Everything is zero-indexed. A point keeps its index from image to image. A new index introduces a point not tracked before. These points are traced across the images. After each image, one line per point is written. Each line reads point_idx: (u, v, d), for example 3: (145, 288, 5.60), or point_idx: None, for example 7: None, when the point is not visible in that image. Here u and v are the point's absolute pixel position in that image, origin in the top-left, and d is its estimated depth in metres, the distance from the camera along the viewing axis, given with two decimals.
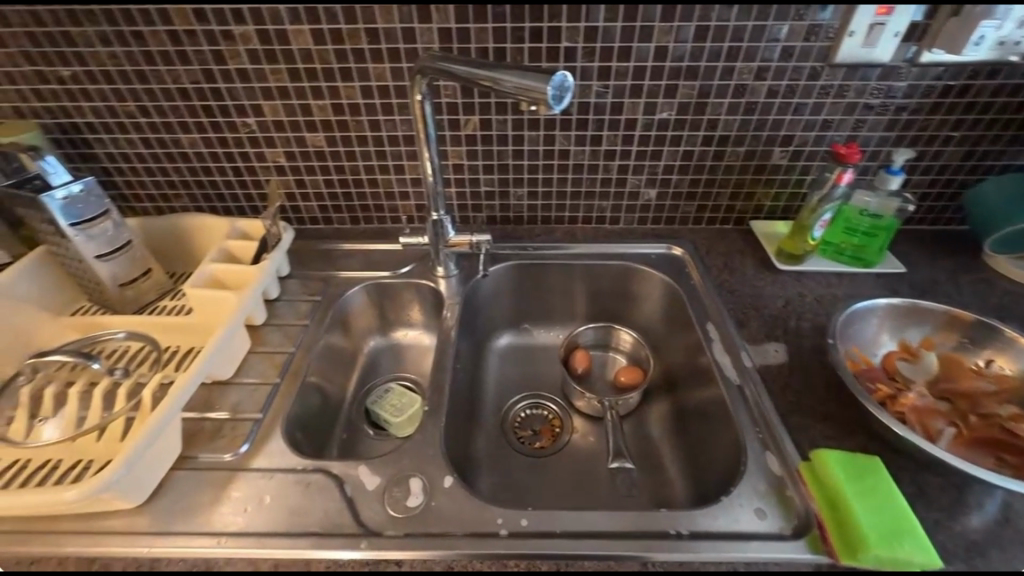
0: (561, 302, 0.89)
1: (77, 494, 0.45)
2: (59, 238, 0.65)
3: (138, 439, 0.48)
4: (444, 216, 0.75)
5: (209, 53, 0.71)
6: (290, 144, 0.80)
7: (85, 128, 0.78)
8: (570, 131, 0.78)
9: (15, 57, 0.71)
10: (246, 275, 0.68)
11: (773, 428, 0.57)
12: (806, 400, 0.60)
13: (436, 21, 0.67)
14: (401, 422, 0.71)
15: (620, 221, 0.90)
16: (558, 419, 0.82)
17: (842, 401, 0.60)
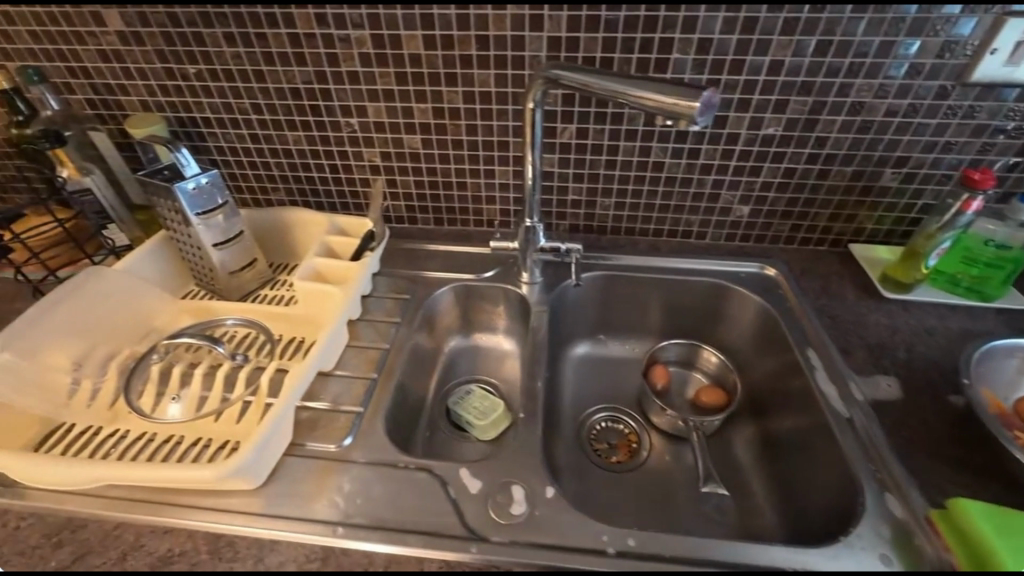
0: (640, 315, 0.88)
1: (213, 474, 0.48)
2: (183, 226, 0.69)
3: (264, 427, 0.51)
4: (537, 223, 0.76)
5: (324, 55, 0.73)
6: (388, 144, 0.81)
7: (202, 122, 0.83)
8: (668, 143, 0.77)
9: (150, 55, 0.76)
10: (349, 272, 0.70)
11: (892, 469, 0.54)
12: (926, 440, 0.57)
13: (547, 30, 0.67)
14: (485, 426, 0.72)
15: (707, 237, 0.88)
16: (635, 435, 0.81)
17: (967, 445, 0.57)
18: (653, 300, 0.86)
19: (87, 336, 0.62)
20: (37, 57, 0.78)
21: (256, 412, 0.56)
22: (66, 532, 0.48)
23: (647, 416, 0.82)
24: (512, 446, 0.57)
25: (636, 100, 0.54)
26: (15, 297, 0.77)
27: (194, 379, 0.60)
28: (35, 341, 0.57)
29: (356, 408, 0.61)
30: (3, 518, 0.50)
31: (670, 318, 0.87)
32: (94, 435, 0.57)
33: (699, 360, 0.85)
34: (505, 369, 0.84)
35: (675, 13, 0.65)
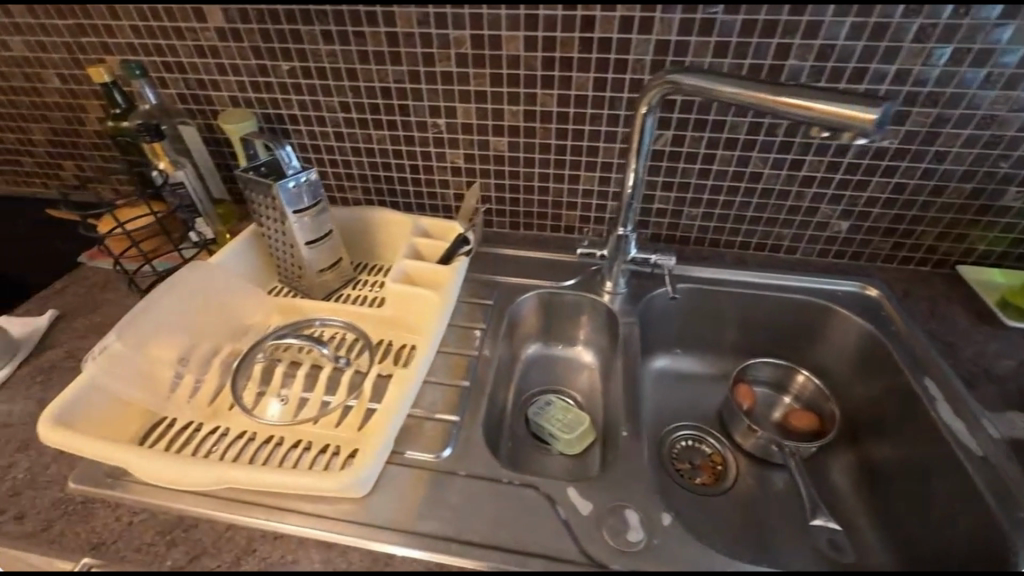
0: (723, 331, 0.85)
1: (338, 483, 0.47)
2: (278, 224, 0.69)
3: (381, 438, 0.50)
4: (630, 233, 0.74)
5: (420, 55, 0.72)
6: (473, 146, 0.79)
7: (288, 119, 0.82)
8: (770, 153, 0.73)
9: (246, 52, 0.76)
10: (441, 275, 0.68)
11: None
12: None
13: (657, 33, 0.65)
14: (570, 440, 0.70)
15: (797, 251, 0.84)
16: (719, 457, 0.77)
17: None
18: (739, 315, 0.82)
19: (187, 330, 0.61)
20: (136, 51, 0.79)
21: (358, 416, 0.57)
22: (179, 531, 0.48)
23: (731, 436, 0.78)
24: (624, 460, 0.56)
25: (796, 109, 0.52)
26: (106, 287, 0.78)
27: (297, 380, 0.60)
28: (142, 332, 0.57)
29: (452, 416, 0.60)
30: (116, 512, 0.50)
31: (755, 335, 0.84)
32: (195, 432, 0.56)
33: (793, 384, 0.80)
34: (582, 380, 0.82)
35: (799, 17, 0.61)
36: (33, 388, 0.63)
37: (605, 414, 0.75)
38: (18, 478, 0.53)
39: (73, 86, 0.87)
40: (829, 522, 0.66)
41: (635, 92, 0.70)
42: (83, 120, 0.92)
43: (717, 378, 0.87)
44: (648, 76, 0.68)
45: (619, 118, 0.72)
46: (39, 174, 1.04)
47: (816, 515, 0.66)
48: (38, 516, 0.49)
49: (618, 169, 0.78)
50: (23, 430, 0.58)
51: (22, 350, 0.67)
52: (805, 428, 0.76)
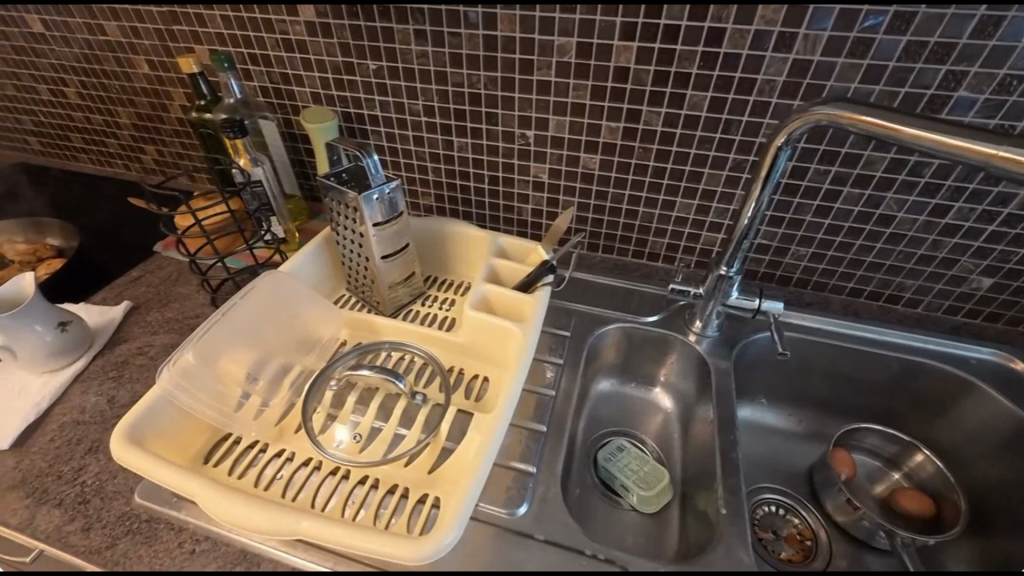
0: (819, 386, 0.76)
1: (417, 551, 0.42)
2: (355, 234, 0.65)
3: (467, 497, 0.45)
4: (733, 274, 0.66)
5: (518, 61, 0.66)
6: (561, 161, 0.73)
7: (369, 120, 0.79)
8: (907, 197, 0.63)
9: (334, 48, 0.73)
10: (522, 305, 0.63)
11: None
12: None
13: (797, 52, 0.56)
14: (648, 497, 0.63)
15: (920, 305, 0.73)
16: (809, 529, 0.68)
17: None
18: (842, 370, 0.73)
19: (259, 344, 0.58)
20: (225, 42, 0.78)
21: (432, 456, 0.53)
22: (242, 567, 0.45)
23: (820, 503, 0.69)
24: (727, 535, 0.52)
25: (968, 152, 0.44)
26: (179, 281, 0.78)
27: (372, 409, 0.57)
28: (214, 345, 0.54)
29: (528, 466, 0.54)
30: (180, 536, 0.48)
31: (856, 392, 0.75)
32: (259, 453, 0.54)
33: (907, 461, 0.70)
34: (655, 425, 0.74)
35: (983, 41, 0.51)
36: (106, 383, 0.63)
37: (683, 468, 0.68)
38: (87, 484, 0.52)
39: (160, 73, 0.87)
40: None
41: (757, 115, 0.62)
42: (167, 106, 0.92)
43: (807, 436, 0.78)
44: (776, 99, 0.60)
45: (733, 143, 0.65)
46: (122, 155, 1.06)
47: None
48: (104, 531, 0.48)
49: (721, 198, 0.70)
50: (94, 430, 0.57)
51: (97, 342, 0.67)
52: (914, 507, 0.65)
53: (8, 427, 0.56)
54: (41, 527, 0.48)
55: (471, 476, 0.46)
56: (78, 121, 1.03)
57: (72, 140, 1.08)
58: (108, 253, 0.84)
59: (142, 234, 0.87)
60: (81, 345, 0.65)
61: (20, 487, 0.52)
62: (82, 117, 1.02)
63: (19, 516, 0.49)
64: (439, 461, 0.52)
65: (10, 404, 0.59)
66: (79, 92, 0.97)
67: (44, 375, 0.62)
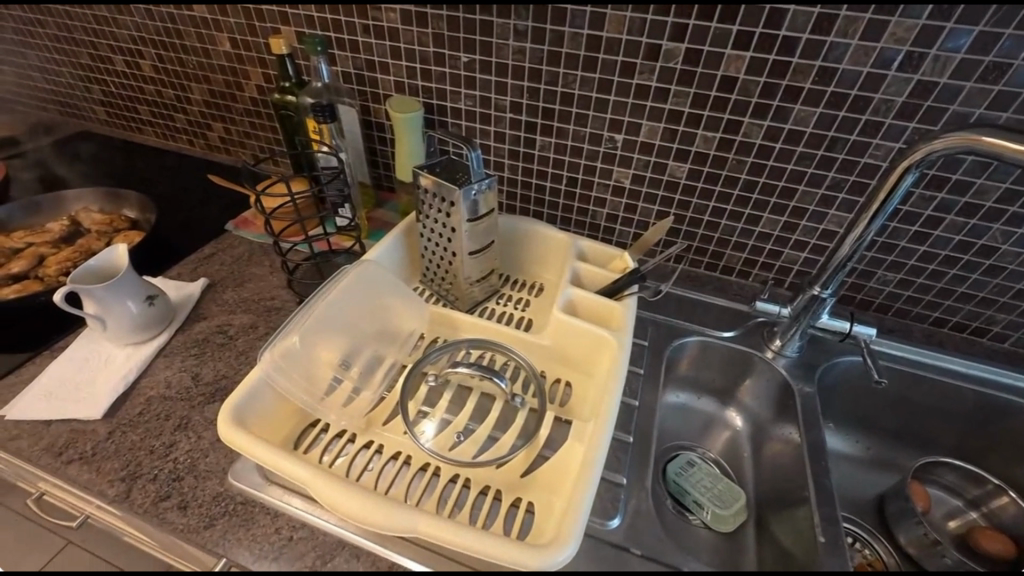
0: (894, 415, 0.74)
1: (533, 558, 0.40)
2: (446, 228, 0.64)
3: (579, 505, 0.44)
4: (827, 295, 0.64)
5: (619, 64, 0.65)
6: (647, 167, 0.72)
7: (451, 113, 0.78)
8: (1016, 229, 0.61)
9: (427, 38, 0.72)
10: (611, 312, 0.62)
11: None
12: None
13: (922, 73, 0.55)
14: (725, 516, 0.62)
15: (1007, 340, 0.71)
16: (880, 561, 0.65)
17: None
18: (921, 401, 0.71)
19: (352, 331, 0.58)
20: (314, 25, 0.77)
21: (526, 461, 0.52)
22: (340, 559, 0.45)
23: (893, 535, 0.67)
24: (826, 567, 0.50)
25: None
26: (253, 261, 0.78)
27: (465, 409, 0.56)
28: (317, 328, 0.54)
29: (618, 477, 0.53)
30: (276, 522, 0.47)
31: (933, 424, 0.73)
32: (348, 443, 0.53)
33: (987, 501, 0.68)
34: (722, 441, 0.73)
35: None
36: (188, 360, 0.63)
37: (757, 489, 0.67)
38: (179, 461, 0.52)
39: (241, 52, 0.87)
40: None
41: (866, 135, 0.60)
42: (242, 85, 0.92)
43: (876, 465, 0.76)
44: (890, 120, 0.58)
45: (835, 162, 0.63)
46: (188, 130, 1.06)
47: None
48: (200, 511, 0.48)
49: (812, 217, 0.68)
50: (181, 406, 0.57)
51: (176, 318, 0.67)
52: (1004, 551, 0.62)
53: (98, 399, 0.56)
54: (137, 501, 0.48)
55: (581, 483, 0.45)
56: (148, 94, 1.04)
57: (139, 112, 1.08)
58: (180, 228, 0.84)
59: (212, 211, 0.88)
60: (164, 319, 0.65)
61: (113, 459, 0.52)
62: (153, 90, 1.02)
63: (115, 489, 0.49)
64: (532, 466, 0.52)
65: (97, 375, 0.59)
66: (154, 65, 0.97)
67: (128, 348, 0.63)
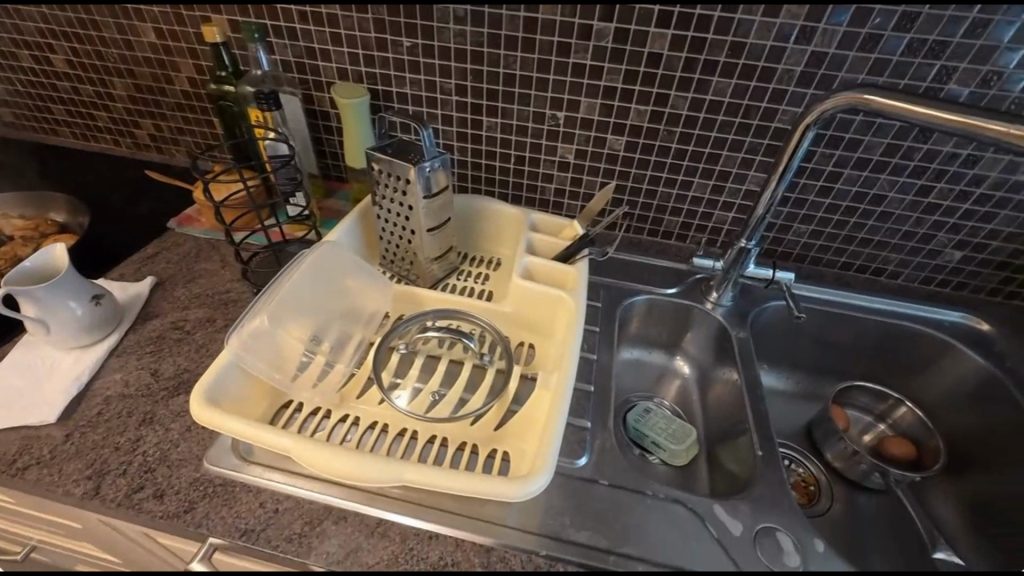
0: (815, 351, 0.84)
1: (507, 491, 0.44)
2: (402, 207, 0.66)
3: (549, 444, 0.47)
4: (751, 246, 0.72)
5: (555, 44, 0.69)
6: (588, 142, 0.77)
7: (397, 98, 0.80)
8: (900, 177, 0.72)
9: (367, 24, 0.73)
10: (565, 276, 0.67)
11: None
12: None
13: (815, 44, 0.63)
14: (677, 451, 0.68)
15: (900, 277, 0.82)
16: (812, 477, 0.75)
17: None
18: (837, 336, 0.82)
19: (317, 312, 0.59)
20: (248, 13, 0.76)
21: (498, 416, 0.55)
22: (329, 523, 0.47)
23: (822, 454, 0.76)
24: (765, 474, 0.56)
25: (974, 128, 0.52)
26: (203, 256, 0.76)
27: (435, 375, 0.59)
28: (284, 309, 0.55)
29: (583, 421, 0.58)
30: (259, 498, 0.48)
31: (848, 355, 0.84)
32: (324, 419, 0.55)
33: (893, 414, 0.80)
34: (673, 389, 0.81)
35: (973, 41, 0.60)
36: (145, 357, 0.61)
37: (706, 426, 0.75)
38: (149, 454, 0.51)
39: (168, 43, 0.84)
40: (952, 556, 0.64)
41: (775, 102, 0.68)
42: (172, 78, 0.88)
43: (804, 397, 0.86)
44: (793, 88, 0.67)
45: (750, 127, 0.71)
46: (112, 130, 1.00)
47: (937, 547, 0.64)
48: (178, 497, 0.48)
49: (735, 179, 0.76)
50: (143, 402, 0.56)
51: (126, 317, 0.65)
52: (903, 453, 0.74)
53: (48, 403, 0.54)
54: (109, 496, 0.48)
55: (549, 426, 0.49)
56: (63, 92, 0.97)
57: (53, 112, 1.01)
58: (117, 229, 0.80)
59: (151, 210, 0.84)
60: (113, 319, 0.62)
61: (76, 459, 0.50)
62: (68, 87, 0.95)
63: (82, 487, 0.48)
64: (503, 420, 0.55)
65: (44, 381, 0.57)
66: (68, 59, 0.91)
67: (75, 352, 0.60)
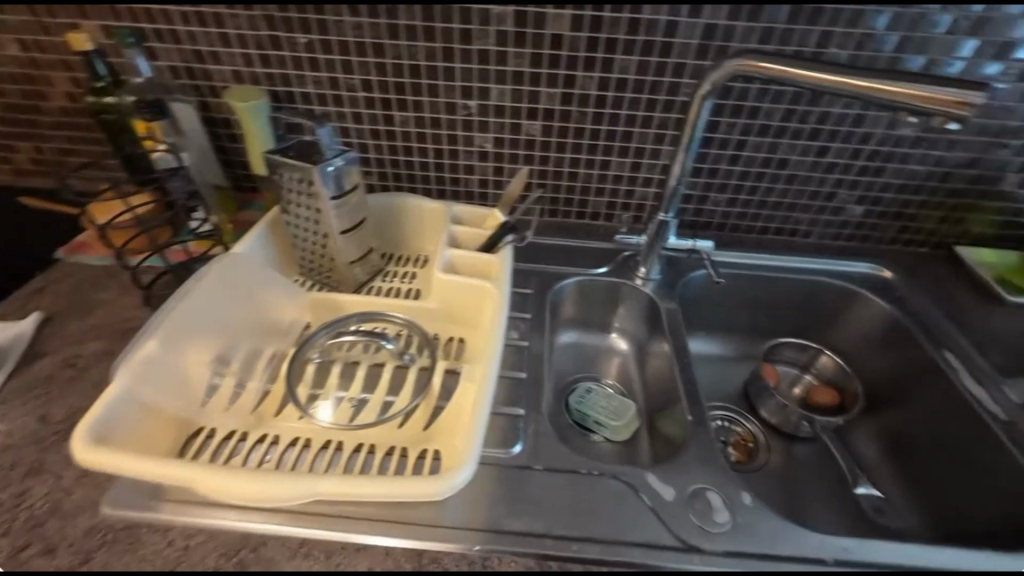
0: (743, 314, 0.87)
1: (429, 491, 0.43)
2: (310, 211, 0.63)
3: (471, 436, 0.46)
4: (670, 219, 0.74)
5: (456, 31, 0.68)
6: (504, 130, 0.77)
7: (300, 98, 0.75)
8: (799, 140, 0.75)
9: (257, 22, 0.69)
10: (488, 266, 0.66)
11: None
12: None
13: (705, 17, 0.65)
14: (620, 426, 0.70)
15: (813, 236, 0.87)
16: (751, 435, 0.78)
17: None
18: (761, 298, 0.85)
19: (222, 329, 0.56)
20: (121, 16, 0.70)
21: (426, 416, 0.54)
22: (247, 552, 0.44)
23: (758, 413, 0.80)
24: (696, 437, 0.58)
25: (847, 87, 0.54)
26: (99, 285, 0.70)
27: (356, 380, 0.57)
28: (179, 331, 0.52)
29: (515, 409, 0.58)
30: (167, 536, 0.44)
31: (774, 316, 0.87)
32: (240, 442, 0.51)
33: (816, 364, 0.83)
34: (614, 367, 0.81)
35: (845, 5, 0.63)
36: (31, 401, 0.55)
37: (646, 399, 0.76)
38: (37, 506, 0.46)
39: (35, 55, 0.76)
40: (871, 490, 0.69)
41: (677, 76, 0.70)
42: (46, 94, 0.80)
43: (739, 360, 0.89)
44: (691, 61, 0.68)
45: (657, 103, 0.72)
46: None
47: (858, 482, 0.69)
48: (73, 549, 0.43)
49: (651, 155, 0.78)
50: (29, 451, 0.50)
51: (7, 361, 0.58)
52: (829, 403, 0.78)
53: None
54: None
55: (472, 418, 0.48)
56: None
57: None
58: None
59: (36, 240, 0.76)
60: None
61: None
62: None
63: None
64: (432, 418, 0.54)
65: None
66: None
67: None
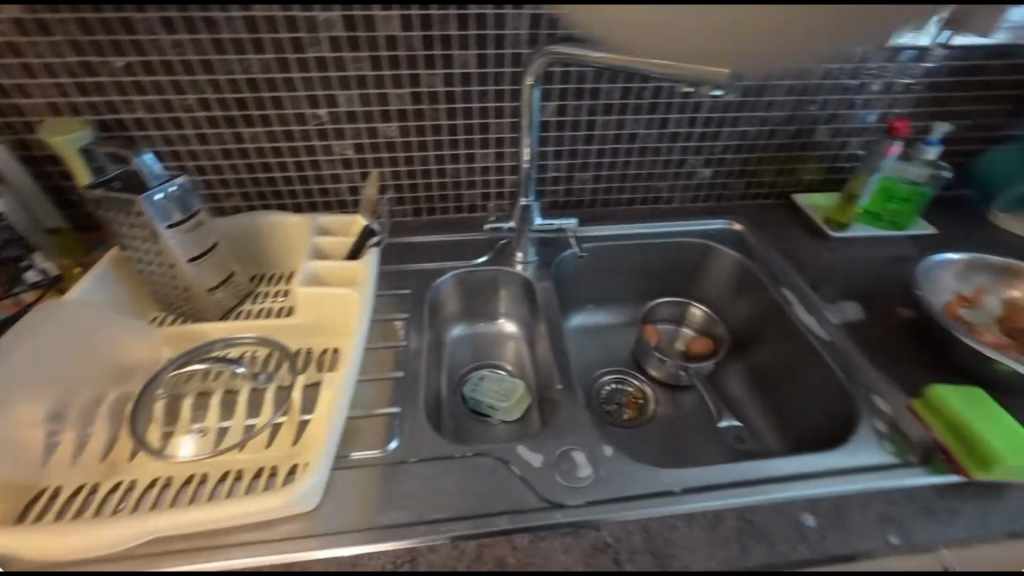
0: (624, 283, 0.92)
1: (279, 502, 0.46)
2: (147, 243, 0.60)
3: (322, 449, 0.49)
4: (532, 202, 0.77)
5: (287, 41, 0.68)
6: (361, 135, 0.77)
7: (133, 124, 0.71)
8: (641, 115, 0.82)
9: (63, 49, 0.64)
10: (354, 272, 0.66)
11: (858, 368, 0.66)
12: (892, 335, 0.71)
13: (528, 8, 0.68)
14: (509, 406, 0.73)
15: (675, 201, 0.94)
16: (641, 392, 0.84)
17: (908, 343, 0.70)
18: (637, 265, 0.91)
19: (56, 381, 0.53)
20: None
21: (292, 432, 0.54)
22: None
23: (646, 371, 0.86)
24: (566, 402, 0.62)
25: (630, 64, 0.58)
26: None
27: (212, 408, 0.56)
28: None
29: (392, 408, 0.60)
30: None
31: (653, 280, 0.93)
32: (90, 496, 0.49)
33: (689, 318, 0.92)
34: (509, 351, 0.85)
35: None
36: None
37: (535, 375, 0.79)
38: None
39: None
40: (732, 421, 0.77)
41: (515, 66, 0.73)
42: None
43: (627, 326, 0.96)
44: (526, 50, 0.72)
45: (505, 93, 0.76)
46: None
47: (721, 417, 0.77)
48: None
49: (511, 143, 0.80)
50: None
51: None
52: (703, 350, 0.86)
53: None
54: None
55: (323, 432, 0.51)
56: None
57: None
58: None
59: None
60: None
61: None
62: None
63: None
64: (300, 432, 0.54)
65: None
66: None
67: None
